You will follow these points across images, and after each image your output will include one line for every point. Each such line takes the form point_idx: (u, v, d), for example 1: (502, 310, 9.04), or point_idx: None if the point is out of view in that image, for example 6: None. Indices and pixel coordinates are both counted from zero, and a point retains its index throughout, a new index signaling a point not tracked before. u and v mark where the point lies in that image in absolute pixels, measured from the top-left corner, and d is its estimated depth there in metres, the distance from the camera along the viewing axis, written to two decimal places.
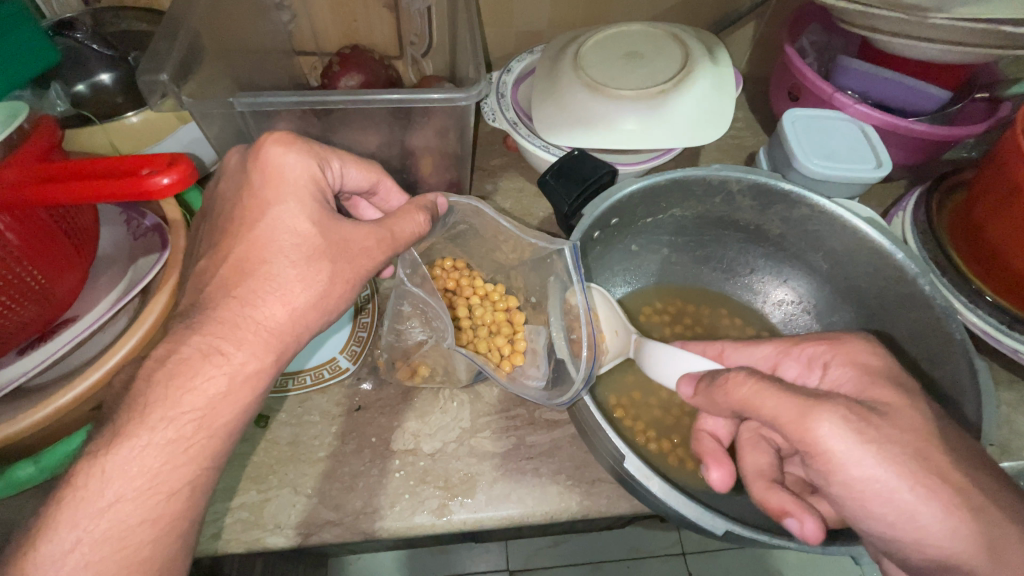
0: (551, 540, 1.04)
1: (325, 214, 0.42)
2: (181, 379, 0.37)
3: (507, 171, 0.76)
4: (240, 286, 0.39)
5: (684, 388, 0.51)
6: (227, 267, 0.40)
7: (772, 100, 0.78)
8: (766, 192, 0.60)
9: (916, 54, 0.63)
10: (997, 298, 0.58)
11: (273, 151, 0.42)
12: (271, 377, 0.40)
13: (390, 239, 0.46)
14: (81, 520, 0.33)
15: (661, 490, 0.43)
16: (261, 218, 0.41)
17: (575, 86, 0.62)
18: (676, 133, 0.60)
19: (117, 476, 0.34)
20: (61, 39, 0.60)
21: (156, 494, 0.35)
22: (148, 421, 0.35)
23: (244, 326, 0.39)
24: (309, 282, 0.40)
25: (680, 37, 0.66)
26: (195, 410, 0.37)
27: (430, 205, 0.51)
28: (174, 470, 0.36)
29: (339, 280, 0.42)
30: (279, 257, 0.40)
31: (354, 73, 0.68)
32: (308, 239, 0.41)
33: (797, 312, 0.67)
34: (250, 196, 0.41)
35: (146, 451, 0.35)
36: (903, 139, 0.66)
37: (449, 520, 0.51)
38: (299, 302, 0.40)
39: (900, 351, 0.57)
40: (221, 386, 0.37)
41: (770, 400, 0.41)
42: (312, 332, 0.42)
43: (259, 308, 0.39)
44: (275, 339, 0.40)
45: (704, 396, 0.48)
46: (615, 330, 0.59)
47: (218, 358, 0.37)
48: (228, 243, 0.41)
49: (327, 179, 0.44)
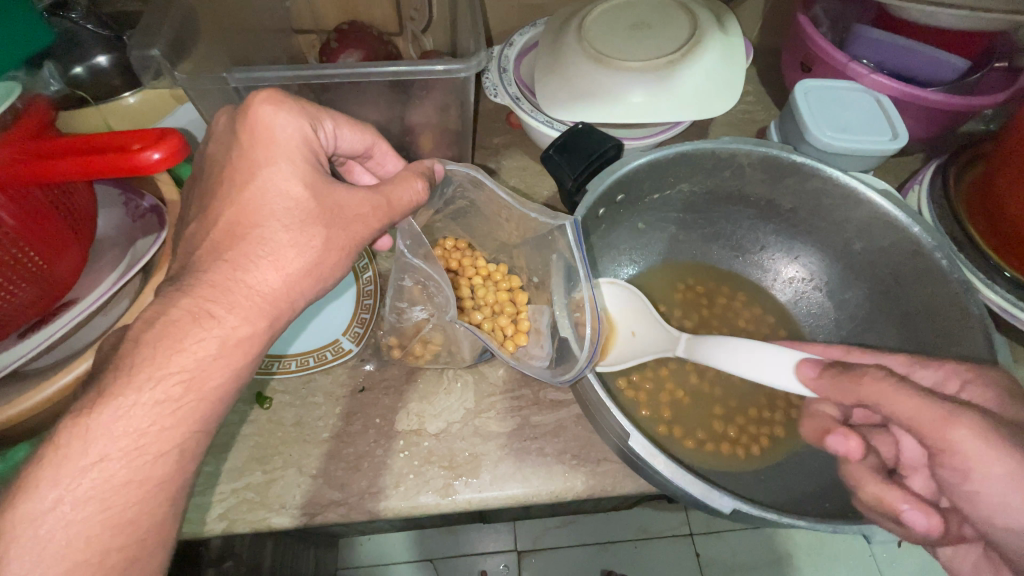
0: (558, 521, 1.05)
1: (318, 176, 0.41)
2: (171, 341, 0.35)
3: (510, 149, 0.75)
4: (230, 250, 0.38)
5: (806, 368, 0.49)
6: (218, 231, 0.39)
7: (784, 70, 0.75)
8: (777, 165, 0.58)
9: (934, 19, 0.61)
10: (1017, 274, 0.56)
11: (264, 109, 0.41)
12: (263, 345, 0.39)
13: (386, 207, 0.44)
14: (63, 479, 0.32)
15: (667, 468, 0.42)
16: (251, 181, 0.39)
17: (580, 58, 0.60)
18: (685, 105, 0.58)
19: (102, 435, 0.33)
20: (58, 21, 0.58)
21: (143, 456, 0.34)
22: (134, 382, 0.34)
23: (236, 291, 0.38)
24: (302, 247, 0.39)
25: (688, 5, 0.63)
26: (185, 371, 0.36)
27: (427, 171, 0.49)
28: (162, 433, 0.35)
29: (333, 247, 0.41)
30: (271, 221, 0.39)
31: (353, 49, 0.66)
32: (300, 203, 0.39)
33: (808, 289, 0.65)
34: (240, 160, 0.40)
35: (132, 411, 0.34)
36: (921, 110, 0.64)
37: (455, 500, 0.51)
38: (292, 268, 0.39)
39: (917, 326, 0.55)
40: (210, 350, 0.36)
41: (904, 401, 0.41)
42: (306, 301, 0.41)
43: (251, 272, 0.38)
44: (268, 305, 0.39)
45: (831, 382, 0.47)
46: (631, 330, 0.61)
47: (208, 321, 0.36)
48: (217, 209, 0.39)
49: (319, 141, 0.43)
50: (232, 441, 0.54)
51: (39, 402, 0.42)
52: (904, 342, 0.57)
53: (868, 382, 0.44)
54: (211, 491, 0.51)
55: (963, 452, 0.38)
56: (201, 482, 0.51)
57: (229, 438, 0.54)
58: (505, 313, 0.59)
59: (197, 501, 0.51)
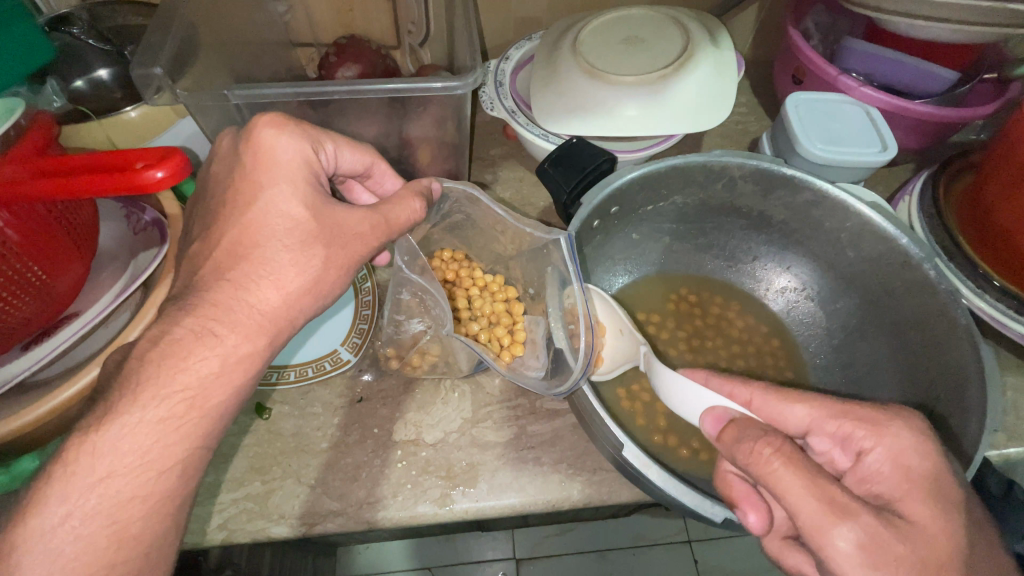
0: (556, 529, 1.05)
1: (318, 197, 0.41)
2: (175, 359, 0.36)
3: (507, 160, 0.76)
4: (233, 270, 0.39)
5: (709, 423, 0.45)
6: (221, 250, 0.40)
7: (777, 82, 0.77)
8: (767, 177, 0.59)
9: (922, 33, 0.62)
10: (1005, 283, 0.56)
11: (266, 132, 0.41)
12: (264, 361, 0.40)
13: (384, 225, 0.45)
14: (71, 495, 0.33)
15: (660, 477, 0.43)
16: (254, 202, 0.40)
17: (574, 72, 0.61)
18: (677, 119, 0.59)
19: (108, 451, 0.34)
20: (58, 35, 0.58)
21: (147, 472, 0.35)
22: (139, 400, 0.35)
23: (238, 309, 0.38)
24: (302, 267, 0.40)
25: (680, 20, 0.65)
26: (188, 389, 0.36)
27: (426, 190, 0.50)
28: (166, 449, 0.35)
29: (333, 265, 0.41)
30: (273, 241, 0.39)
31: (351, 63, 0.67)
32: (301, 223, 0.40)
33: (799, 299, 0.66)
34: (244, 180, 0.41)
35: (137, 428, 0.35)
36: (910, 122, 0.65)
37: (452, 510, 0.52)
38: (293, 286, 0.40)
39: (906, 335, 0.56)
40: (213, 367, 0.37)
41: (795, 488, 0.36)
42: (306, 317, 0.42)
43: (253, 291, 0.39)
44: (270, 323, 0.39)
45: (726, 443, 0.42)
46: (619, 328, 0.58)
47: (211, 339, 0.37)
48: (220, 228, 0.40)
49: (320, 161, 0.44)
50: (233, 453, 0.54)
51: (43, 413, 0.43)
52: (892, 352, 0.57)
53: (760, 455, 0.38)
54: (212, 501, 0.51)
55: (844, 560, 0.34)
56: (202, 493, 0.52)
57: (230, 449, 0.54)
58: (501, 325, 0.59)
59: (198, 512, 0.51)
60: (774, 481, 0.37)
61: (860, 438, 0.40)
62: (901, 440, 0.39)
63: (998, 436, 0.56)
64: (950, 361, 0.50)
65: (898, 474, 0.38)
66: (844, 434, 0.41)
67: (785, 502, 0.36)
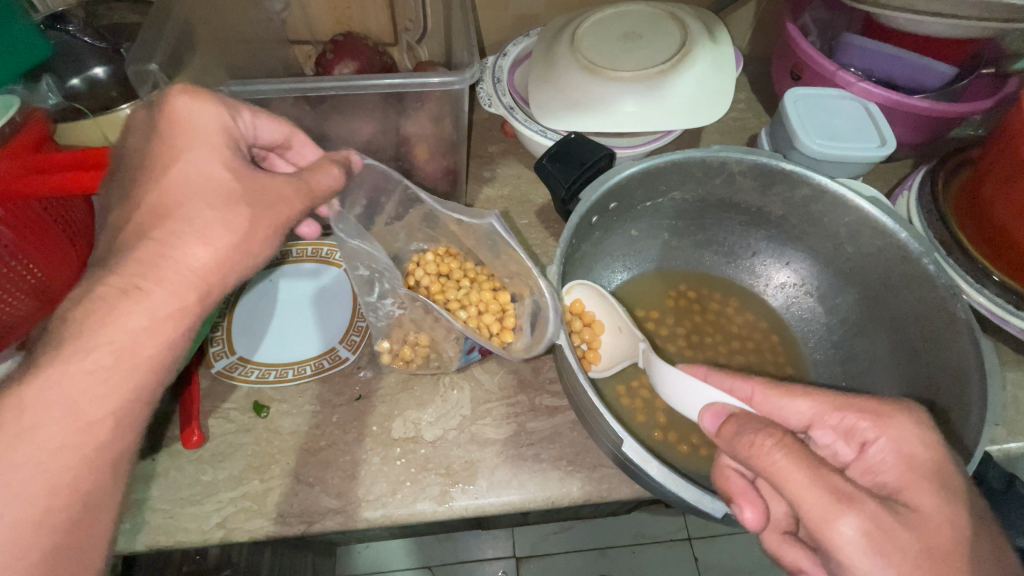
0: (556, 527, 1.05)
1: (240, 162, 0.40)
2: (99, 318, 0.34)
3: (505, 157, 0.76)
4: (155, 230, 0.37)
5: (707, 421, 0.45)
6: (143, 213, 0.37)
7: (776, 77, 0.76)
8: (765, 172, 0.59)
9: (919, 27, 0.62)
10: (1005, 279, 0.56)
11: (181, 101, 0.40)
12: (197, 321, 0.38)
13: (308, 192, 0.42)
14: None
15: (660, 473, 0.42)
16: (173, 165, 0.38)
17: (572, 68, 0.61)
18: (675, 114, 0.59)
19: (26, 412, 0.32)
20: (54, 34, 0.59)
21: (73, 426, 0.33)
22: (62, 357, 0.33)
23: (164, 266, 0.36)
24: (230, 224, 0.38)
25: (676, 15, 0.65)
26: (113, 343, 0.34)
27: (346, 161, 0.48)
28: (91, 404, 0.33)
29: (261, 226, 0.39)
30: (195, 201, 0.38)
31: (349, 60, 0.67)
32: (225, 184, 0.39)
33: (799, 295, 0.66)
34: (171, 146, 0.39)
35: (59, 386, 0.33)
36: (908, 116, 0.65)
37: (451, 507, 0.51)
38: (222, 242, 0.37)
39: (906, 329, 0.56)
40: (142, 322, 0.35)
41: (797, 477, 0.35)
42: (239, 277, 0.39)
43: (179, 247, 0.36)
44: (199, 280, 0.37)
45: (724, 439, 0.42)
46: (619, 326, 0.60)
47: (136, 295, 0.35)
48: (139, 194, 0.38)
49: (240, 130, 0.43)
50: (229, 451, 0.54)
51: None
52: (892, 347, 0.57)
53: (758, 446, 0.38)
54: (211, 499, 0.51)
55: (850, 548, 0.33)
56: (201, 491, 0.51)
57: (229, 447, 0.54)
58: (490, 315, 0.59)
59: (196, 510, 0.50)
60: (776, 471, 0.36)
61: (863, 430, 0.40)
62: (905, 432, 0.39)
63: (998, 431, 0.56)
64: (952, 357, 0.50)
65: (902, 464, 0.38)
66: (847, 427, 0.41)
67: (788, 493, 0.36)
